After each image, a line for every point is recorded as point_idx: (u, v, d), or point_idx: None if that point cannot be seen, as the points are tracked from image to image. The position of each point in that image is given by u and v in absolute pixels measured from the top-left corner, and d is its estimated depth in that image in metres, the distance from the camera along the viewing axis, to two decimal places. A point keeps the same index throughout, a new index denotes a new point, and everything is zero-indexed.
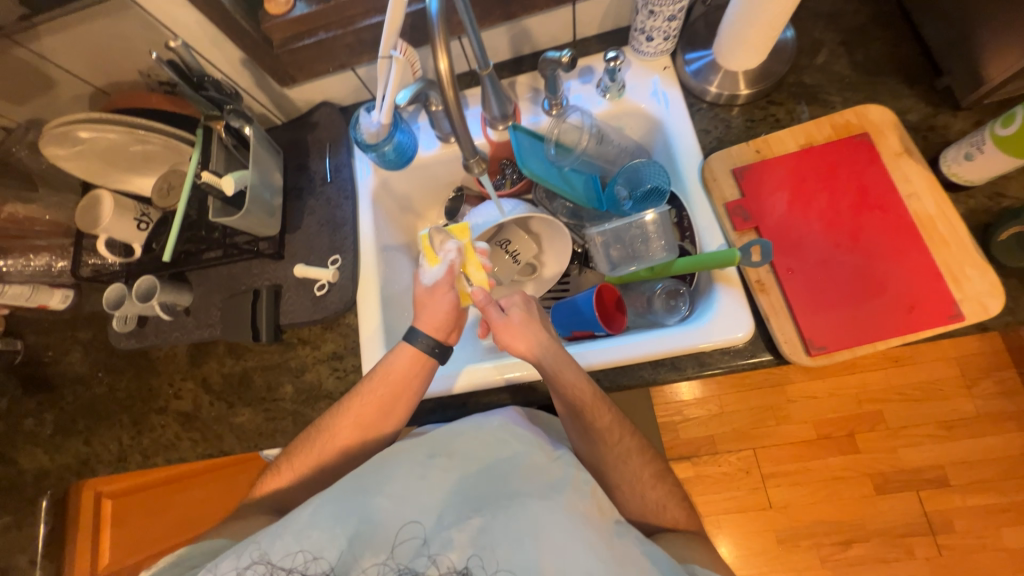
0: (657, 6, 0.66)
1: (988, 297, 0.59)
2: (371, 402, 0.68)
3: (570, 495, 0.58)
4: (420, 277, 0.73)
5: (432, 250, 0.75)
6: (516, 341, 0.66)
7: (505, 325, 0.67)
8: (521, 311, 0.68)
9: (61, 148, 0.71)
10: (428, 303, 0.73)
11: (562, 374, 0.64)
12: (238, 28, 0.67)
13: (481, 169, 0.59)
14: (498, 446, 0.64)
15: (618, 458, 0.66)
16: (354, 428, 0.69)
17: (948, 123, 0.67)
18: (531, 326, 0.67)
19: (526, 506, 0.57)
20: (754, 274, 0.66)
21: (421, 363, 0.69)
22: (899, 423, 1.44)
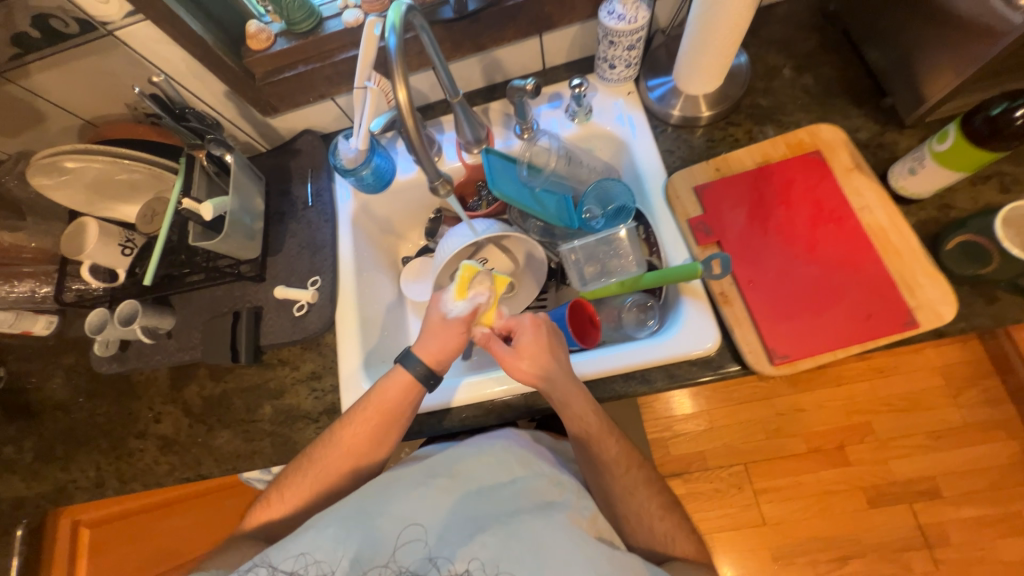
0: (616, 36, 0.70)
1: (942, 304, 0.61)
2: (361, 426, 0.68)
3: (573, 515, 0.60)
4: (443, 307, 0.67)
5: (467, 284, 0.66)
6: (525, 367, 0.65)
7: (515, 355, 0.66)
8: (531, 339, 0.67)
9: (49, 178, 0.73)
10: (438, 334, 0.69)
11: (569, 404, 0.66)
12: (220, 62, 0.71)
13: (449, 192, 0.61)
14: (503, 467, 0.65)
15: (624, 491, 0.67)
16: (343, 453, 0.68)
17: (895, 140, 0.71)
18: (540, 355, 0.66)
19: (531, 522, 0.58)
20: (718, 286, 0.68)
21: (411, 391, 0.68)
22: (888, 434, 1.44)
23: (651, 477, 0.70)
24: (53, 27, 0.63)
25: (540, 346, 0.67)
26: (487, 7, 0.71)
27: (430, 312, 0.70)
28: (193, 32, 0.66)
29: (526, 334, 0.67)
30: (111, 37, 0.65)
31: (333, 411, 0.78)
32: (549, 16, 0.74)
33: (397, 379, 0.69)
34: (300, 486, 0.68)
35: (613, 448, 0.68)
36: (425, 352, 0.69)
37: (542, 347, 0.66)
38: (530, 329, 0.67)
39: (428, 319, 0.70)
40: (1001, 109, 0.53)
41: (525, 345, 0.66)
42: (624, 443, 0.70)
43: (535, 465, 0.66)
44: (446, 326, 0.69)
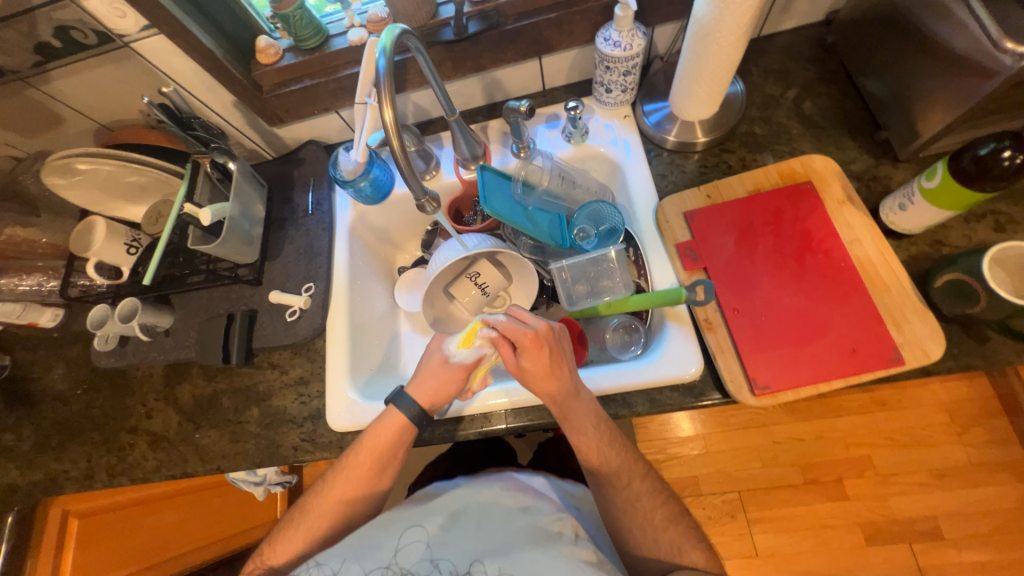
0: (612, 62, 0.72)
1: (929, 341, 0.60)
2: (355, 471, 0.72)
3: (570, 548, 0.66)
4: (448, 352, 0.72)
5: (473, 334, 0.72)
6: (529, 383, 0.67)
7: (520, 374, 0.67)
8: (533, 362, 0.65)
9: (62, 178, 0.76)
10: (437, 376, 0.72)
11: (574, 425, 0.67)
12: (229, 75, 0.74)
13: (436, 209, 0.62)
14: (505, 505, 0.74)
15: (628, 499, 0.72)
16: (341, 495, 0.72)
17: (888, 173, 0.71)
18: (544, 374, 0.65)
19: (528, 551, 0.65)
20: (703, 312, 0.68)
21: (404, 430, 0.70)
22: (890, 470, 1.40)
23: (653, 487, 0.74)
24: (74, 38, 0.66)
25: (544, 364, 0.66)
26: (486, 30, 0.73)
27: (431, 353, 0.74)
28: (204, 46, 0.69)
29: (529, 356, 0.66)
30: (127, 48, 0.69)
31: (318, 417, 0.78)
32: (548, 40, 0.76)
33: (389, 421, 0.71)
34: (302, 528, 0.73)
35: (617, 463, 0.72)
36: (422, 391, 0.72)
37: (546, 371, 0.65)
38: (532, 356, 0.65)
39: (429, 363, 0.74)
40: (989, 150, 0.52)
41: (528, 370, 0.65)
42: (629, 456, 0.73)
43: (535, 507, 0.74)
44: (447, 369, 0.73)
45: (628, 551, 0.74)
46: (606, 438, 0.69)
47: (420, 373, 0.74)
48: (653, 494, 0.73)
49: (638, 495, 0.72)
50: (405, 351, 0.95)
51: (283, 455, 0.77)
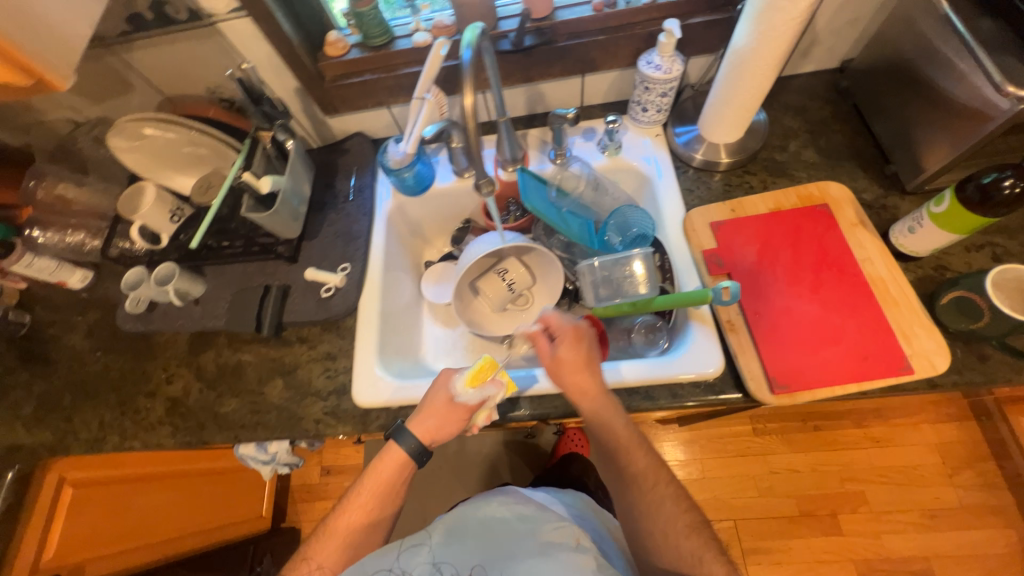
0: (651, 83, 0.79)
1: (935, 355, 0.65)
2: (359, 503, 0.72)
3: (574, 554, 0.66)
4: (455, 393, 0.70)
5: (481, 376, 0.70)
6: (563, 376, 0.71)
7: (555, 363, 0.71)
8: (569, 351, 0.71)
9: (123, 140, 0.80)
10: (440, 416, 0.72)
11: (600, 421, 0.69)
12: (299, 61, 0.79)
13: (488, 192, 0.72)
14: (510, 518, 0.74)
15: (651, 503, 0.72)
16: (351, 528, 0.71)
17: (896, 204, 0.77)
18: (578, 365, 0.70)
19: (531, 558, 0.65)
20: (725, 314, 0.72)
21: (404, 466, 0.73)
22: (882, 507, 1.41)
23: (677, 491, 0.73)
24: (166, 12, 0.72)
25: (578, 357, 0.71)
26: (540, 45, 0.80)
27: (439, 391, 0.72)
28: (283, 32, 0.75)
29: (565, 344, 0.72)
30: (212, 27, 0.74)
31: (343, 392, 0.79)
32: (593, 60, 0.83)
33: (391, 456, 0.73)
34: (310, 570, 0.70)
35: (641, 461, 0.73)
36: (423, 429, 0.72)
37: (580, 360, 0.70)
38: (570, 342, 0.71)
39: (432, 397, 0.73)
40: (991, 179, 0.58)
41: (564, 357, 0.71)
42: (653, 457, 0.75)
43: (540, 519, 0.74)
44: (451, 407, 0.72)
45: (642, 551, 0.74)
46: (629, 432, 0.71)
47: (423, 409, 0.73)
48: (678, 500, 0.72)
49: (662, 499, 0.72)
50: (426, 342, 0.98)
51: (304, 427, 0.78)
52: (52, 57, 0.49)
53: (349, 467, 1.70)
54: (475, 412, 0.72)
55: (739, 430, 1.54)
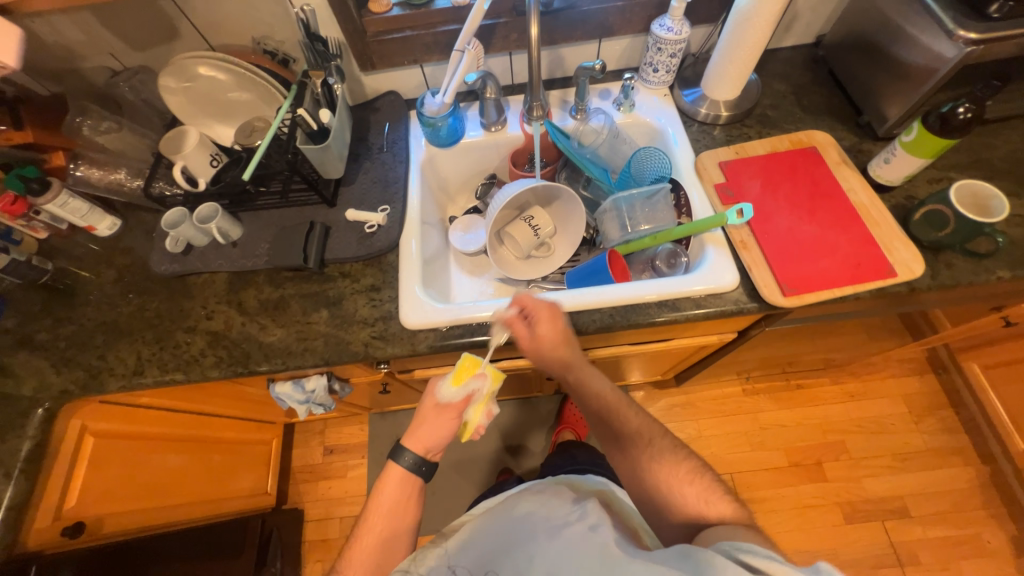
0: (664, 43, 0.90)
1: (913, 262, 0.77)
2: (379, 511, 0.76)
3: (577, 531, 0.69)
4: (438, 396, 0.75)
5: (463, 375, 0.75)
6: (547, 353, 0.78)
7: (534, 341, 0.78)
8: (547, 330, 0.77)
9: (174, 80, 0.85)
10: (431, 422, 0.77)
11: (587, 387, 0.81)
12: (348, 13, 0.86)
13: (537, 116, 0.92)
14: (524, 510, 0.77)
15: (649, 441, 0.77)
16: (374, 538, 0.74)
17: (870, 149, 0.91)
18: (557, 343, 0.77)
19: (538, 544, 0.69)
20: (738, 235, 0.82)
21: (409, 480, 0.78)
22: (860, 454, 1.55)
23: (672, 444, 0.78)
24: None
25: (557, 335, 0.77)
26: (566, 8, 0.91)
27: (427, 396, 0.77)
28: None
29: (542, 325, 0.77)
30: None
31: (389, 318, 0.84)
32: (612, 25, 0.94)
33: (392, 474, 0.78)
34: None
35: (633, 419, 0.79)
36: (417, 440, 0.77)
37: (557, 337, 0.77)
38: (548, 321, 0.76)
39: (423, 409, 0.79)
40: (949, 108, 0.71)
41: (545, 336, 0.77)
42: (644, 415, 0.81)
43: (555, 502, 0.77)
44: (439, 410, 0.78)
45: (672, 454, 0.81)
46: (616, 394, 0.82)
47: (415, 422, 0.79)
48: (674, 451, 0.76)
49: (660, 450, 0.76)
50: (454, 288, 1.04)
51: (353, 350, 0.81)
52: None
53: (352, 446, 1.69)
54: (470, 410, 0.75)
55: (729, 392, 1.66)
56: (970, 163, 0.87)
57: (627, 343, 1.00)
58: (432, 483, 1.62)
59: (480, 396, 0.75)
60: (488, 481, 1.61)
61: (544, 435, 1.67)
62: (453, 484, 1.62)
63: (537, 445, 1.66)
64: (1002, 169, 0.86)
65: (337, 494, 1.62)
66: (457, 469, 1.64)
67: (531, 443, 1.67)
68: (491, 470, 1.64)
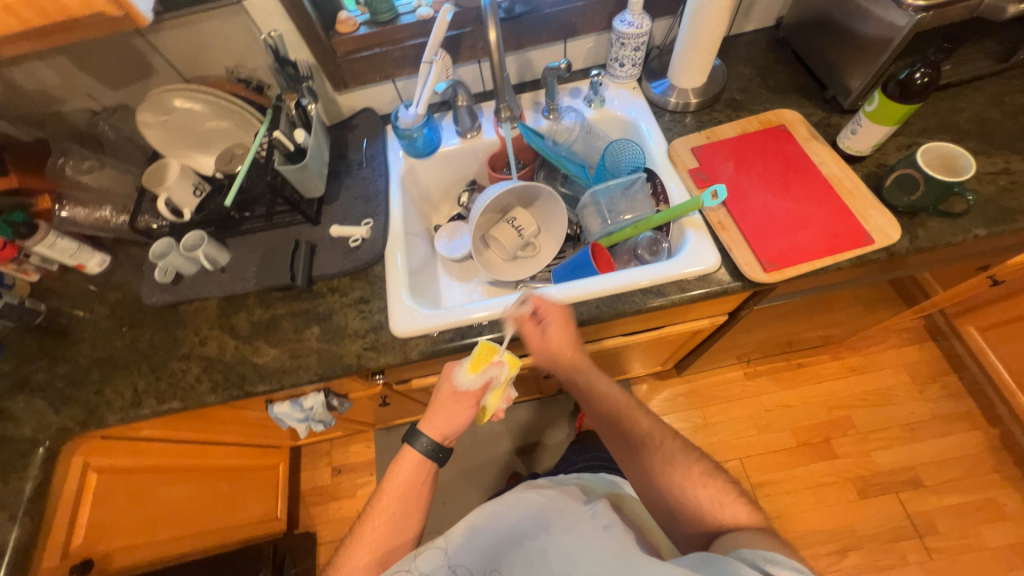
0: (626, 38, 0.93)
1: (889, 228, 0.78)
2: (389, 496, 0.74)
3: (590, 532, 0.69)
4: (457, 382, 0.77)
5: (482, 361, 0.77)
6: (551, 356, 0.80)
7: (545, 340, 0.80)
8: (558, 331, 0.80)
9: (152, 115, 0.87)
10: (448, 408, 0.78)
11: (597, 390, 0.83)
12: (316, 35, 0.88)
13: (506, 117, 0.90)
14: (539, 508, 0.73)
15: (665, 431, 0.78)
16: (374, 532, 0.71)
17: (838, 122, 0.93)
18: (566, 344, 0.80)
19: (550, 540, 0.67)
20: (715, 217, 0.83)
21: (422, 467, 0.76)
22: (868, 427, 1.54)
23: (683, 445, 0.78)
24: None
25: (568, 335, 0.80)
26: (528, 12, 0.93)
27: (443, 384, 0.79)
28: (304, 7, 0.83)
29: (553, 325, 0.80)
30: (237, 5, 0.82)
31: (380, 328, 0.84)
32: (574, 25, 0.97)
33: (407, 459, 0.76)
34: None
35: (643, 421, 0.80)
36: (434, 425, 0.77)
37: (568, 340, 0.80)
38: (560, 323, 0.78)
39: (440, 395, 0.79)
40: (906, 74, 0.72)
41: (555, 336, 0.79)
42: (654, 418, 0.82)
43: (568, 502, 0.76)
44: (457, 398, 0.79)
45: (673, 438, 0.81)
46: (624, 395, 0.83)
47: (431, 409, 0.79)
48: (687, 451, 0.77)
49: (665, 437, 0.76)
50: (444, 294, 1.06)
51: (346, 363, 0.82)
52: None
53: (360, 464, 1.69)
54: (487, 394, 0.78)
55: (731, 376, 1.65)
56: (938, 127, 0.88)
57: (619, 334, 1.00)
58: (442, 494, 1.61)
59: (499, 380, 0.77)
60: (499, 487, 1.60)
61: (551, 436, 1.67)
62: (464, 494, 1.61)
63: (545, 446, 1.66)
64: (969, 130, 0.87)
65: (347, 514, 1.62)
66: (465, 478, 1.63)
67: (538, 443, 1.66)
68: (501, 475, 1.63)
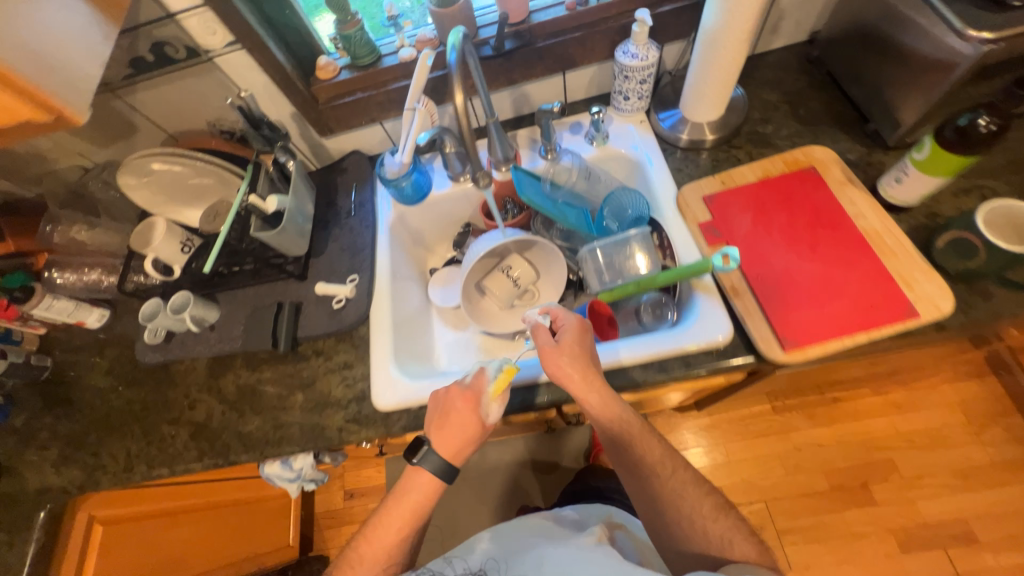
0: (630, 72, 0.83)
1: (939, 297, 0.66)
2: (405, 502, 0.67)
3: (585, 544, 0.66)
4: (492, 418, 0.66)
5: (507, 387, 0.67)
6: (560, 368, 0.69)
7: (556, 351, 0.70)
8: (573, 339, 0.71)
9: (133, 178, 0.84)
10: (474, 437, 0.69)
11: (610, 409, 0.69)
12: (293, 86, 0.83)
13: (486, 184, 0.78)
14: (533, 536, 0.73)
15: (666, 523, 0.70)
16: (379, 538, 0.67)
17: (881, 160, 0.80)
18: (580, 357, 0.69)
19: (544, 553, 0.65)
20: (728, 281, 0.73)
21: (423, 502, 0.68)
22: (913, 472, 1.39)
23: (696, 476, 0.72)
24: (166, 53, 0.75)
25: (580, 349, 0.70)
26: (520, 47, 0.84)
27: (468, 419, 0.67)
28: (277, 60, 0.78)
29: (569, 334, 0.71)
30: (210, 63, 0.77)
31: (362, 399, 0.81)
32: (573, 57, 0.87)
33: (417, 477, 0.69)
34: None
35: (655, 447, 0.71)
36: (459, 455, 0.69)
37: (580, 351, 0.70)
38: (577, 333, 0.71)
39: (463, 430, 0.67)
40: (967, 120, 0.60)
41: (568, 345, 0.70)
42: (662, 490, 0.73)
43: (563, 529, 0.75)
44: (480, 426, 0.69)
45: None
46: (637, 418, 0.71)
47: (454, 445, 0.67)
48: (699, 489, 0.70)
49: (667, 530, 0.69)
50: (438, 344, 0.99)
51: (327, 436, 0.79)
52: (57, 87, 0.49)
53: (371, 488, 1.69)
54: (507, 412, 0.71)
55: (757, 410, 1.53)
56: (1007, 166, 0.74)
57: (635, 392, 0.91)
58: (452, 523, 1.60)
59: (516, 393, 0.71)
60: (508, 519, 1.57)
61: (562, 467, 1.61)
62: (474, 524, 1.58)
63: (556, 477, 1.60)
64: None
65: None
66: (474, 507, 1.61)
67: (549, 474, 1.61)
68: (511, 506, 1.59)
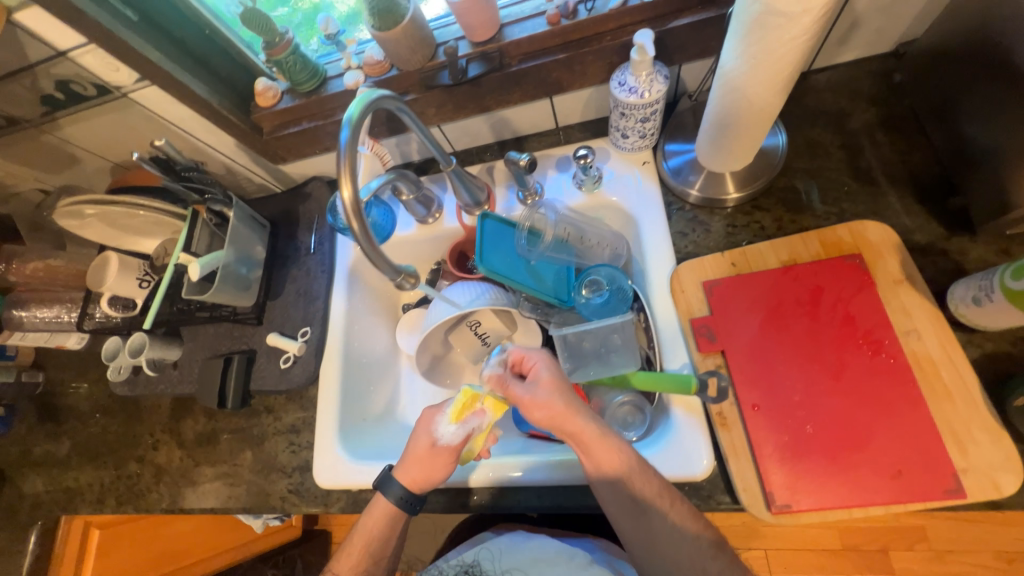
0: (628, 109, 0.63)
1: (1001, 472, 0.49)
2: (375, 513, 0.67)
3: None
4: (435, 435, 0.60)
5: (463, 411, 0.60)
6: (540, 410, 0.56)
7: (529, 395, 0.57)
8: (547, 377, 0.58)
9: (74, 220, 0.77)
10: (423, 463, 0.62)
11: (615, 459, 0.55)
12: (227, 120, 0.71)
13: (413, 284, 0.59)
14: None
15: None
16: (360, 542, 0.68)
17: (963, 248, 0.59)
18: (561, 397, 0.57)
19: None
20: (717, 405, 0.59)
21: (393, 517, 0.66)
22: (943, 545, 1.23)
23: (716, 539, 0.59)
24: (74, 90, 0.66)
25: (560, 389, 0.57)
26: (489, 73, 0.66)
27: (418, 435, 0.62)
28: (199, 96, 0.66)
29: (542, 373, 0.59)
30: (126, 98, 0.67)
31: (306, 469, 0.77)
32: (558, 81, 0.68)
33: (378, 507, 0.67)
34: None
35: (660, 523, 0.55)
36: (407, 477, 0.64)
37: (558, 391, 0.57)
38: (549, 370, 0.58)
39: (415, 446, 0.63)
40: None
41: (544, 385, 0.57)
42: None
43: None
44: (435, 453, 0.62)
45: None
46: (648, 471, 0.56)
47: (405, 458, 0.64)
48: None
49: None
50: (405, 394, 0.89)
51: (272, 504, 0.77)
52: None
53: None
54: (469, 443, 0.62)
55: None
56: None
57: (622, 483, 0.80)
58: None
59: (484, 427, 0.60)
60: None
61: None
62: None
63: None
64: None
65: None
66: None
67: None
68: None
